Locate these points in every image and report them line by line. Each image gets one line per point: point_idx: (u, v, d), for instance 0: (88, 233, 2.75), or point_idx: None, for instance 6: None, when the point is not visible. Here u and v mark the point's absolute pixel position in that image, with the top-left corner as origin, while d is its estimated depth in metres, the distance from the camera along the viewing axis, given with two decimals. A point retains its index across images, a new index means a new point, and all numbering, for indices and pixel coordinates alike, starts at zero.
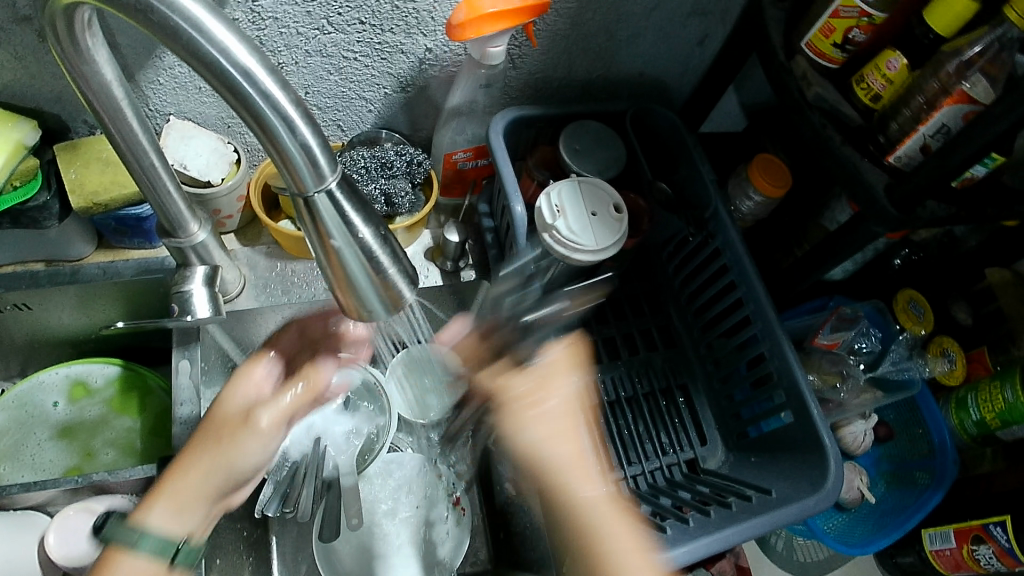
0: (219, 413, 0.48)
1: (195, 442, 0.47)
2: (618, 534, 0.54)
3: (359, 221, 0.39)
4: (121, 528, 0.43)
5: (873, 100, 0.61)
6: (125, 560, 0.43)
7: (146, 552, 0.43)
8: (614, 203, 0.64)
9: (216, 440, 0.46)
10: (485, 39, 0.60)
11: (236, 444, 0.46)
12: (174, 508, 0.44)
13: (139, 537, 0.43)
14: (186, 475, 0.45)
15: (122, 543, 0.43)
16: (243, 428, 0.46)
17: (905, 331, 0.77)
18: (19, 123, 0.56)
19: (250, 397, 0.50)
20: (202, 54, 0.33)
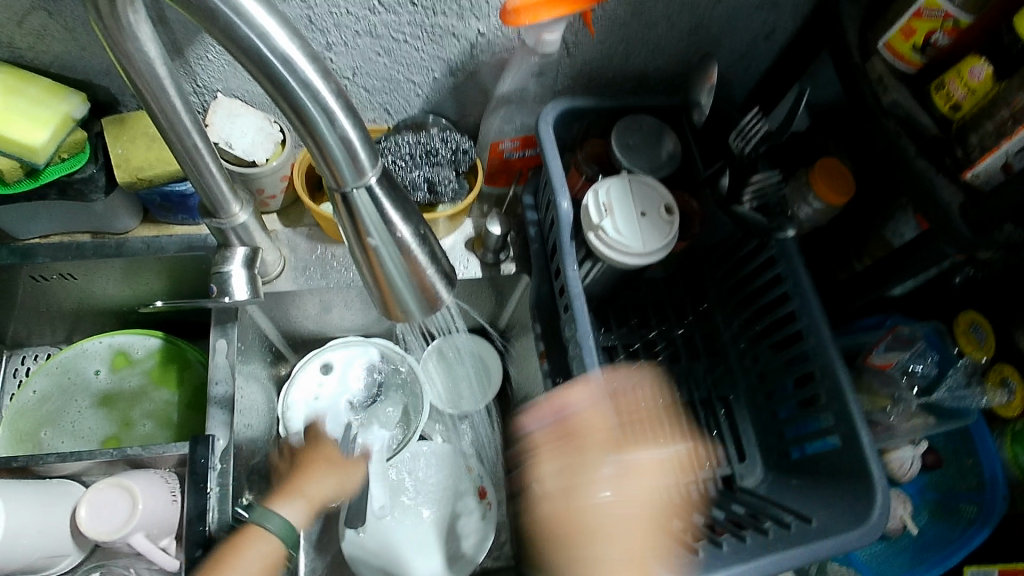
0: (614, 472, 0.57)
1: (302, 473, 0.62)
2: None
3: (398, 221, 0.37)
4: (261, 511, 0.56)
5: (952, 109, 0.55)
6: (262, 535, 0.54)
7: (276, 527, 0.55)
8: (665, 204, 0.61)
9: (334, 467, 0.63)
10: (540, 27, 0.57)
11: (349, 477, 0.64)
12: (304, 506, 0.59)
13: (273, 516, 0.56)
14: (308, 483, 0.61)
15: (259, 522, 0.55)
16: (342, 475, 0.63)
17: (965, 355, 0.73)
18: (68, 95, 0.56)
19: (546, 481, 0.59)
20: (241, 39, 0.31)
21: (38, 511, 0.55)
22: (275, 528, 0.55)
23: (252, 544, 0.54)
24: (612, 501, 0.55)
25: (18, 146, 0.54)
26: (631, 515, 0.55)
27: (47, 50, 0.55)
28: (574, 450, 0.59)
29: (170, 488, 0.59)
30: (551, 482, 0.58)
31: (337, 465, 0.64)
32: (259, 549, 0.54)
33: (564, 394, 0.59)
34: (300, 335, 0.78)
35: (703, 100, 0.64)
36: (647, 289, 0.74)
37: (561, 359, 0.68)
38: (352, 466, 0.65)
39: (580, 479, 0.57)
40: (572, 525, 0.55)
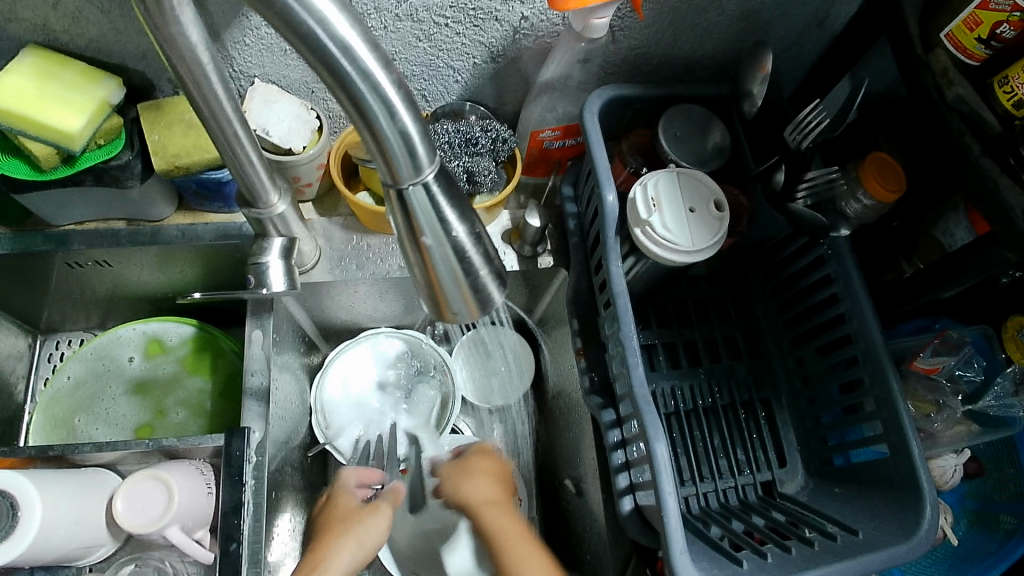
0: (506, 495, 0.61)
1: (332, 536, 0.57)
2: None
3: (454, 219, 0.36)
4: None
5: (1016, 105, 0.52)
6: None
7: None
8: (716, 200, 0.58)
9: (353, 530, 0.57)
10: (589, 11, 0.54)
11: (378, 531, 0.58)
12: None
13: None
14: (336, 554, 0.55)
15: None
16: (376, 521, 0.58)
17: (1014, 364, 0.67)
18: (105, 80, 0.55)
19: (479, 496, 0.61)
20: (299, 26, 0.29)
21: (77, 501, 0.55)
22: None
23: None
24: (517, 525, 0.58)
25: (55, 133, 0.53)
26: (507, 525, 0.58)
27: (83, 33, 0.53)
28: (465, 473, 0.63)
29: (204, 481, 0.58)
30: (494, 516, 0.58)
31: (359, 534, 0.57)
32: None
33: (474, 459, 0.65)
34: (332, 325, 0.77)
35: (755, 91, 0.61)
36: (688, 287, 0.71)
37: (598, 357, 0.67)
38: (365, 518, 0.58)
39: (489, 505, 0.60)
40: (496, 526, 0.58)
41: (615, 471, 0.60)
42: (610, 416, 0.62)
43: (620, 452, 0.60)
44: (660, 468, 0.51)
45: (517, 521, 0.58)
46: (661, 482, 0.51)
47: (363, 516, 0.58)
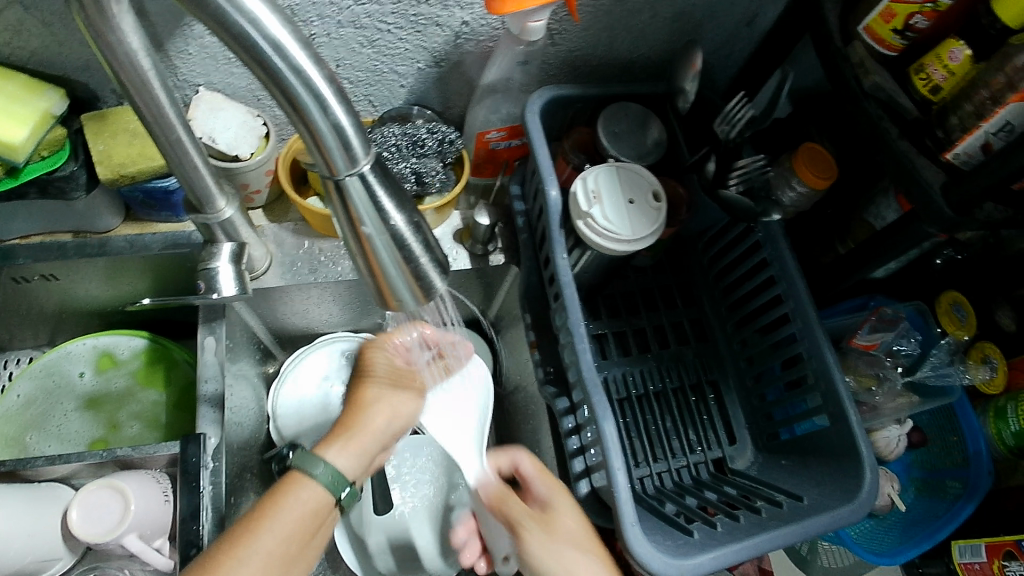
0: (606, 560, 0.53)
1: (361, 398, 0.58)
2: None
3: (392, 209, 0.37)
4: (305, 457, 0.51)
5: (931, 92, 0.57)
6: (308, 484, 0.49)
7: (324, 481, 0.50)
8: (653, 190, 0.61)
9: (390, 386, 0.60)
10: (525, 14, 0.57)
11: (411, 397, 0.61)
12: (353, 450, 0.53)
13: (320, 466, 0.50)
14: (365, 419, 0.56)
15: (305, 471, 0.50)
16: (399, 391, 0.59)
17: (949, 335, 0.73)
18: (47, 91, 0.56)
19: (569, 561, 0.53)
20: (230, 25, 0.30)
21: (30, 515, 0.54)
22: (321, 479, 0.50)
23: (294, 500, 0.48)
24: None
25: None
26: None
27: (24, 45, 0.54)
28: (553, 534, 0.55)
29: (161, 488, 0.58)
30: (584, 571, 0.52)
31: (388, 407, 0.57)
32: (308, 500, 0.48)
33: (556, 505, 0.57)
34: (287, 331, 0.77)
35: (687, 87, 0.64)
36: (635, 277, 0.74)
37: (552, 349, 0.68)
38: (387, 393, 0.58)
39: (578, 563, 0.52)
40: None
41: (571, 456, 0.62)
42: (564, 404, 0.64)
43: (575, 438, 0.62)
44: (611, 447, 0.53)
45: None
46: (611, 460, 0.53)
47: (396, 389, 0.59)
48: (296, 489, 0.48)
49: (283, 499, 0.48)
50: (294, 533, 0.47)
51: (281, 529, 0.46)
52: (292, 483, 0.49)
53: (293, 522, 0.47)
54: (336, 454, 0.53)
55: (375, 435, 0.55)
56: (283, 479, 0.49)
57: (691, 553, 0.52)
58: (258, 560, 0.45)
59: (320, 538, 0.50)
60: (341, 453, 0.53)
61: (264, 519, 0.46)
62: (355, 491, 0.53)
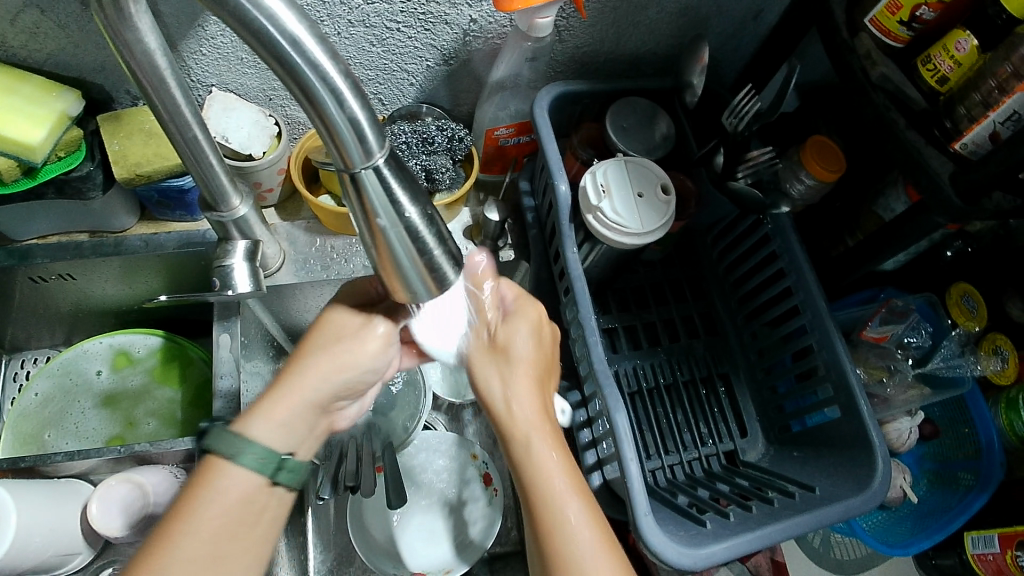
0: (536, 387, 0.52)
1: (304, 345, 0.50)
2: (572, 515, 0.46)
3: (406, 201, 0.37)
4: (222, 435, 0.43)
5: (938, 83, 0.57)
6: (229, 470, 0.42)
7: (250, 466, 0.43)
8: (663, 184, 0.61)
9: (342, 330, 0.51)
10: (533, 11, 0.57)
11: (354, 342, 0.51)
12: (277, 420, 0.46)
13: (243, 446, 0.43)
14: (303, 369, 0.48)
15: (220, 454, 0.43)
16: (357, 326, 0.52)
17: (959, 326, 0.73)
18: (63, 92, 0.57)
19: (515, 394, 0.51)
20: (249, 21, 0.31)
21: (51, 510, 0.55)
22: (241, 460, 0.43)
23: (211, 488, 0.42)
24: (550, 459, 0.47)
25: (16, 145, 0.54)
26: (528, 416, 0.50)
27: (41, 48, 0.55)
28: (501, 360, 0.53)
29: (178, 483, 0.59)
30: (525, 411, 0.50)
31: (339, 354, 0.50)
32: (235, 489, 0.42)
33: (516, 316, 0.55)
34: (301, 328, 0.78)
35: (695, 81, 0.65)
36: (644, 272, 0.74)
37: (562, 343, 0.69)
38: (357, 337, 0.51)
39: (523, 403, 0.51)
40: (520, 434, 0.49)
41: (583, 449, 0.62)
42: (576, 397, 0.64)
43: (587, 431, 0.62)
44: (623, 438, 0.53)
45: (562, 477, 0.47)
46: (623, 451, 0.53)
47: (362, 328, 0.51)
48: (215, 480, 0.42)
49: (201, 488, 0.42)
50: (223, 529, 0.41)
51: (205, 529, 0.41)
52: (209, 474, 0.42)
53: (217, 515, 0.41)
54: (260, 426, 0.45)
55: (314, 391, 0.48)
56: (202, 466, 0.43)
57: (704, 543, 0.52)
58: (196, 555, 0.40)
59: (268, 527, 0.44)
60: (265, 427, 0.45)
61: (180, 518, 0.41)
62: (298, 466, 0.46)
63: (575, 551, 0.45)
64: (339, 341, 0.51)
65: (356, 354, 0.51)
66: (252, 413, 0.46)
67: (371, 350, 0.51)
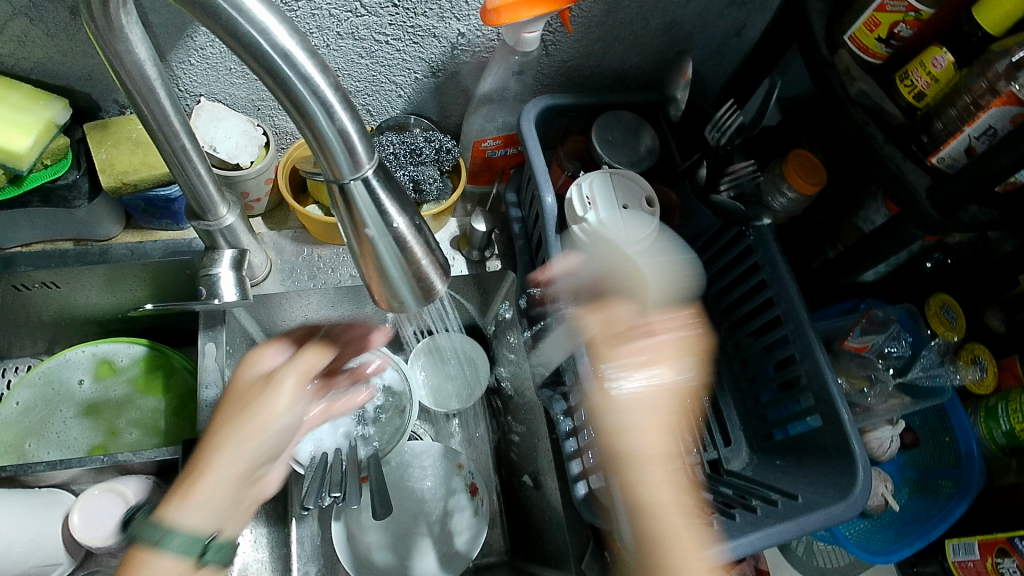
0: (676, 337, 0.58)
1: (215, 423, 0.43)
2: (651, 473, 0.52)
3: (393, 212, 0.38)
4: (143, 525, 0.39)
5: (916, 98, 0.59)
6: (155, 556, 0.38)
7: (175, 550, 0.38)
8: (648, 196, 0.65)
9: (242, 403, 0.44)
10: (520, 25, 0.58)
11: (263, 402, 0.43)
12: (202, 501, 0.40)
13: (163, 533, 0.38)
14: (211, 452, 0.42)
15: (147, 543, 0.38)
16: (267, 389, 0.44)
17: (939, 336, 0.75)
18: (50, 101, 0.57)
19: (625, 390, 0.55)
20: (240, 34, 0.32)
21: (31, 520, 0.54)
22: (166, 545, 0.38)
23: None
24: (645, 449, 0.53)
25: (1, 153, 0.54)
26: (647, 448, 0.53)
27: (29, 56, 0.55)
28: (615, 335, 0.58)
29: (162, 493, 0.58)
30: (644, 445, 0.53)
31: (248, 423, 0.43)
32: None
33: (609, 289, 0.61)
34: None
35: (679, 95, 0.67)
36: None
37: (549, 352, 0.69)
38: (267, 398, 0.44)
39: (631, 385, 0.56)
40: (643, 460, 0.53)
41: (568, 458, 0.63)
42: (562, 407, 0.65)
43: (572, 440, 0.63)
44: (608, 446, 0.54)
45: (649, 439, 0.53)
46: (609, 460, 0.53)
47: (263, 390, 0.44)
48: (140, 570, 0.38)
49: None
50: None
51: None
52: (136, 560, 0.38)
53: None
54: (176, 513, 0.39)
55: (224, 471, 0.41)
56: (128, 558, 0.39)
57: None
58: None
59: None
60: (184, 510, 0.40)
61: None
62: (223, 545, 0.41)
63: (653, 499, 0.51)
64: (247, 405, 0.43)
65: (275, 414, 0.44)
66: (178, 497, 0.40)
67: (286, 411, 0.44)
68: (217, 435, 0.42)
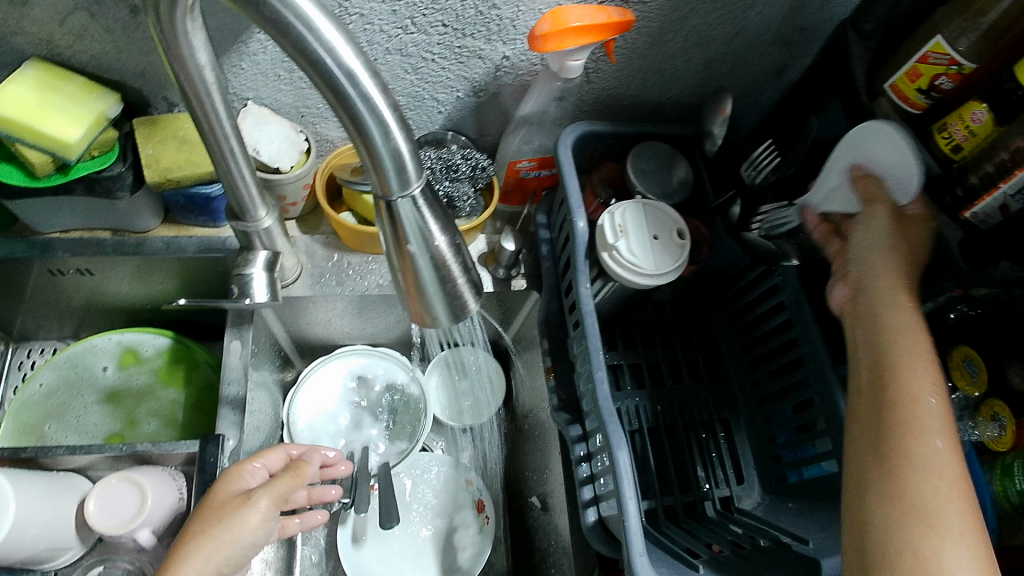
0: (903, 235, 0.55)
1: (190, 530, 0.49)
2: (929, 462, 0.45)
3: (436, 231, 0.39)
4: None
5: (953, 150, 0.57)
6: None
7: None
8: (678, 229, 0.62)
9: (217, 516, 0.49)
10: (565, 53, 0.59)
11: (233, 519, 0.49)
12: None
13: None
14: (185, 561, 0.46)
15: None
16: (237, 512, 0.49)
17: (959, 390, 0.75)
18: (103, 95, 0.58)
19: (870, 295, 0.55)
20: (308, 51, 0.33)
21: (47, 503, 0.55)
22: None
23: None
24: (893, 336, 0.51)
25: (52, 141, 0.55)
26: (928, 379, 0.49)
27: (86, 50, 0.57)
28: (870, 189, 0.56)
29: (177, 486, 0.59)
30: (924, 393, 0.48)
31: (219, 533, 0.48)
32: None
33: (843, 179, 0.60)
34: (309, 341, 0.79)
35: (716, 131, 0.66)
36: (653, 312, 0.75)
37: (567, 375, 0.70)
38: (238, 514, 0.49)
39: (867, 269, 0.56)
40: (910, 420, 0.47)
41: (580, 484, 0.62)
42: (576, 431, 0.64)
43: (585, 465, 0.62)
44: (623, 476, 0.54)
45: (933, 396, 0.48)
46: (623, 491, 0.53)
47: (237, 507, 0.50)
48: None
49: None
50: None
51: None
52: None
53: None
54: None
55: None
56: None
57: None
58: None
59: None
60: None
61: None
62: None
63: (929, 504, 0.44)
64: (220, 518, 0.49)
65: (241, 533, 0.48)
66: None
67: (252, 528, 0.49)
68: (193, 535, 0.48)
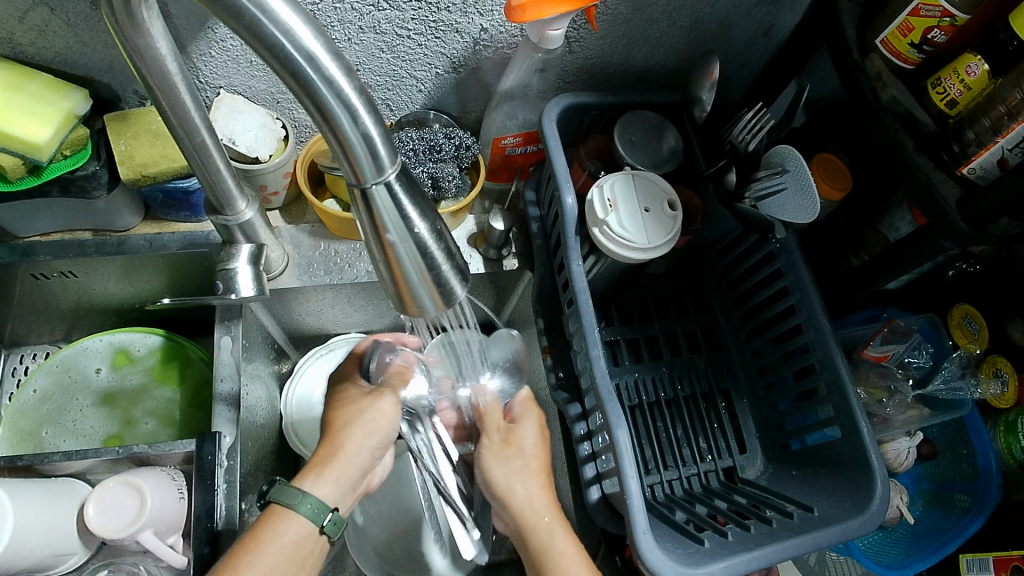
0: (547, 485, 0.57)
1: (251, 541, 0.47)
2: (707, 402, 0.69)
3: (416, 216, 0.37)
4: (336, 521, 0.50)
5: (948, 106, 0.57)
6: (291, 516, 0.49)
7: (307, 515, 0.49)
8: (669, 200, 0.61)
9: (360, 420, 0.54)
10: (544, 23, 0.57)
11: (372, 413, 0.54)
12: (330, 479, 0.51)
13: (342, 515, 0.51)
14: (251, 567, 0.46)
15: (288, 507, 0.49)
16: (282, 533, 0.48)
17: (960, 348, 0.74)
18: (71, 91, 0.56)
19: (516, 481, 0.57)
20: (263, 34, 0.31)
21: (46, 510, 0.55)
22: (301, 510, 0.49)
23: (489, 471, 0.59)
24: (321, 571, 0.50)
25: (22, 143, 0.54)
26: (541, 506, 0.55)
27: (49, 46, 0.55)
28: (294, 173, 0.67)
29: (176, 486, 0.59)
30: (524, 493, 0.56)
31: (365, 422, 0.54)
32: (293, 535, 0.48)
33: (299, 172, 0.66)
34: (302, 331, 0.78)
35: (705, 97, 0.65)
36: (648, 284, 0.74)
37: (563, 354, 0.69)
38: (376, 407, 0.55)
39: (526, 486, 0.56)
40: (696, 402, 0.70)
41: (582, 462, 0.63)
42: (576, 410, 0.65)
43: (586, 444, 0.63)
44: (623, 454, 0.54)
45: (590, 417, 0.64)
46: (624, 467, 0.54)
47: (371, 397, 0.55)
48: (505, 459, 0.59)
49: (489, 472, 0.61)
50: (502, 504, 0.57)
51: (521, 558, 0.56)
52: (275, 519, 0.48)
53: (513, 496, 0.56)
54: (314, 484, 0.51)
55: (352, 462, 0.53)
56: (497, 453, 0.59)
57: (702, 562, 0.52)
58: None
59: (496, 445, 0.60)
60: (318, 483, 0.51)
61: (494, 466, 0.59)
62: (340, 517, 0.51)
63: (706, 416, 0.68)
64: (360, 410, 0.54)
65: (380, 420, 0.55)
66: (312, 471, 0.51)
67: (391, 414, 0.55)
68: (344, 443, 0.53)
